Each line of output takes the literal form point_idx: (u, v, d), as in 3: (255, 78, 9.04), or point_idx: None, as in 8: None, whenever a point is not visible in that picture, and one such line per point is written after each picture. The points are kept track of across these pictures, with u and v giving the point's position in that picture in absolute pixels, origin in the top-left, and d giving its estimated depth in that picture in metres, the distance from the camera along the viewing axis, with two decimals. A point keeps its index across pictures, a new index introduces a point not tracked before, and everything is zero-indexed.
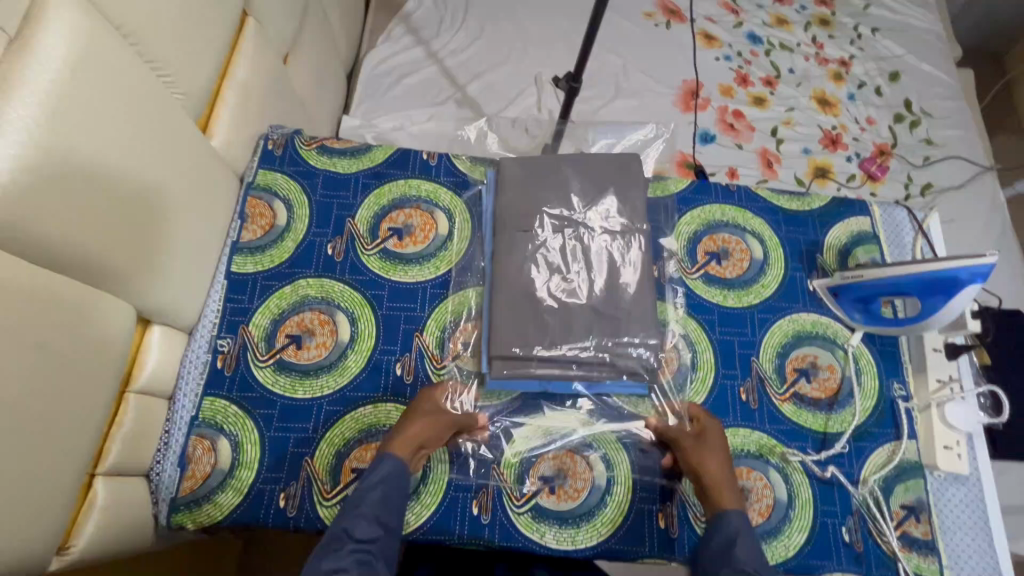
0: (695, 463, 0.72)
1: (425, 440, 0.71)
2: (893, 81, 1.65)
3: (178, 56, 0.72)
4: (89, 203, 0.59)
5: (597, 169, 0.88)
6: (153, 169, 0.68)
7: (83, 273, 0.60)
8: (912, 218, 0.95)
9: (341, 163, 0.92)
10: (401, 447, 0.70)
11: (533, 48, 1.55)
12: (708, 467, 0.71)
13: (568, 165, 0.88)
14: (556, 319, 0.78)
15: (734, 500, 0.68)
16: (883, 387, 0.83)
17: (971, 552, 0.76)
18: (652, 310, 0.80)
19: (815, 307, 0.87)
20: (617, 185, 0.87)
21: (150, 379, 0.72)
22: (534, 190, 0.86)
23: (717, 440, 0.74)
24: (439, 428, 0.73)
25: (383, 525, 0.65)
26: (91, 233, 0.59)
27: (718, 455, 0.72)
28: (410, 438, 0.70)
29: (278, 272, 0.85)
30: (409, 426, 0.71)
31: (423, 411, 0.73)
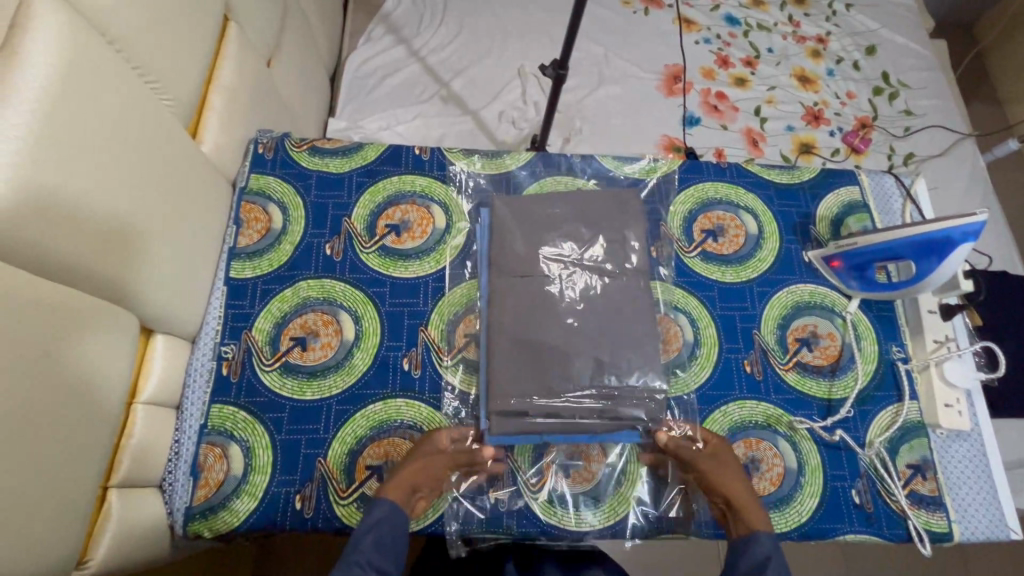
0: (717, 483, 0.72)
1: (418, 484, 0.70)
2: (870, 55, 1.68)
3: (163, 61, 0.71)
4: (86, 209, 0.58)
5: (595, 205, 0.86)
6: (146, 176, 0.67)
7: (86, 281, 0.60)
8: (899, 185, 0.97)
9: (333, 163, 0.92)
10: (395, 490, 0.69)
11: (514, 40, 1.56)
12: (732, 489, 0.71)
13: (564, 203, 0.86)
14: (555, 368, 0.75)
15: (763, 518, 0.70)
16: (883, 351, 0.85)
17: (978, 505, 0.78)
18: (655, 353, 0.77)
19: (811, 277, 0.89)
20: (614, 223, 0.85)
21: (157, 389, 0.71)
22: (528, 232, 0.84)
23: (728, 454, 0.75)
24: (437, 470, 0.71)
25: (379, 572, 0.64)
26: (89, 240, 0.59)
27: (733, 470, 0.73)
28: (404, 482, 0.70)
29: (278, 274, 0.84)
30: (403, 468, 0.71)
31: (423, 452, 0.72)
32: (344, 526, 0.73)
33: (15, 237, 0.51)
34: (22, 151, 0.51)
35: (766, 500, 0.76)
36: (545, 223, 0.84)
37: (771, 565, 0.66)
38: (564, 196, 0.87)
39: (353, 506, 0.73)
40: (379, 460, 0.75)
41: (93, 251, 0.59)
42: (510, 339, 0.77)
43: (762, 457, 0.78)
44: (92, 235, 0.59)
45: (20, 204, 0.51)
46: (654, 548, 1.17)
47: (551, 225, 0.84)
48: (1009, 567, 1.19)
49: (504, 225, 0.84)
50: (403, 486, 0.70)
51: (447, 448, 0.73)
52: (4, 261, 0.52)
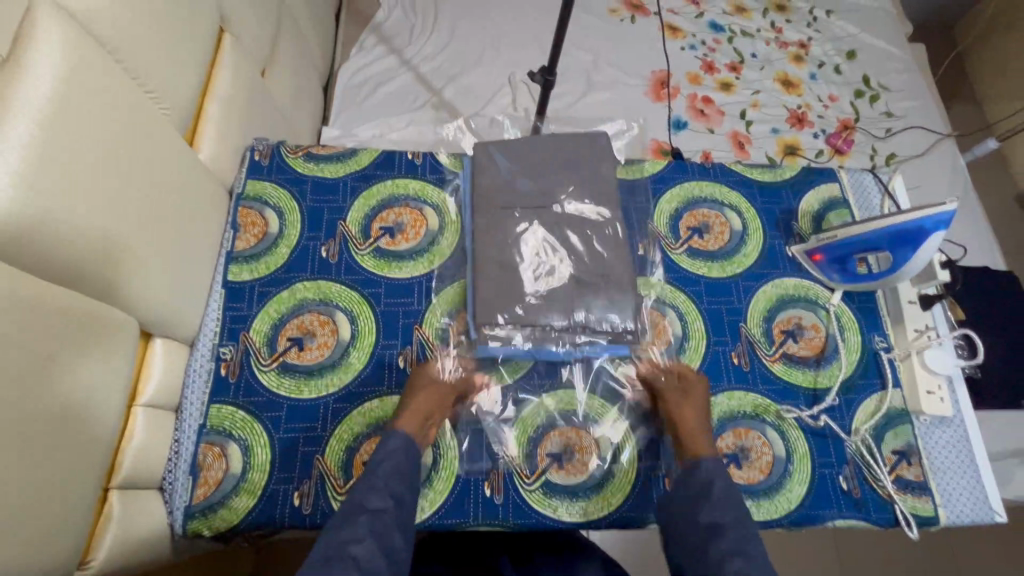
0: (674, 412, 0.76)
1: (431, 412, 0.74)
2: (850, 58, 1.73)
3: (160, 71, 0.73)
4: (87, 214, 0.60)
5: (566, 146, 0.90)
6: (145, 182, 0.69)
7: (88, 284, 0.62)
8: (878, 182, 1.00)
9: (328, 168, 0.94)
10: (409, 420, 0.72)
11: (504, 50, 1.59)
12: (686, 419, 0.75)
13: (535, 145, 0.91)
14: (534, 288, 0.81)
15: (711, 450, 0.72)
16: (866, 341, 0.87)
17: (962, 488, 0.80)
18: (629, 274, 0.83)
19: (795, 272, 0.91)
20: (587, 159, 0.89)
21: (156, 391, 0.73)
22: (503, 169, 0.89)
23: (697, 391, 0.77)
24: (441, 398, 0.76)
25: (397, 498, 0.65)
26: (90, 245, 0.60)
27: (698, 403, 0.76)
28: (416, 412, 0.73)
29: (274, 277, 0.86)
30: (411, 402, 0.74)
31: (423, 384, 0.76)
32: None
33: (17, 242, 0.53)
34: (25, 157, 0.53)
35: (757, 488, 0.78)
36: (529, 166, 0.88)
37: (715, 486, 0.67)
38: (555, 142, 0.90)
39: None
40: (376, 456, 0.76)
41: (93, 255, 0.61)
42: (497, 270, 0.82)
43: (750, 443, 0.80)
44: (92, 240, 0.61)
45: (22, 208, 0.53)
46: (651, 544, 1.18)
47: (536, 173, 0.88)
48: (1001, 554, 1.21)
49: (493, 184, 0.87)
50: (415, 416, 0.73)
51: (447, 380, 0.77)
52: (7, 265, 0.53)
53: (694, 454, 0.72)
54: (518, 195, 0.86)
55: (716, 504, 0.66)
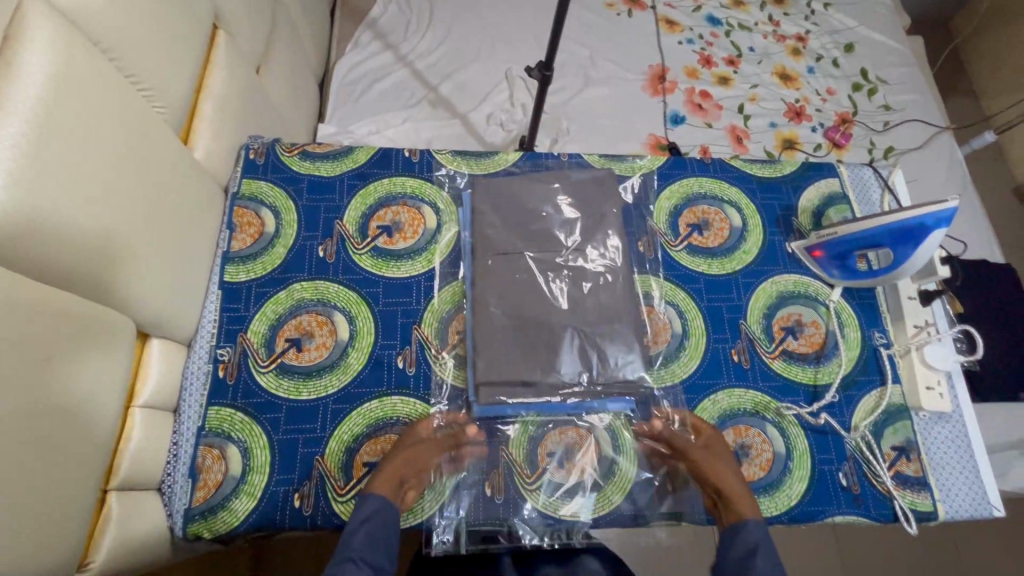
0: (709, 473, 0.74)
1: (405, 475, 0.72)
2: (848, 52, 1.72)
3: (154, 68, 0.72)
4: (81, 214, 0.59)
5: (575, 190, 0.89)
6: (140, 182, 0.68)
7: (84, 286, 0.61)
8: (877, 176, 1.00)
9: (324, 167, 0.93)
10: (383, 483, 0.71)
11: (501, 45, 1.58)
12: (725, 479, 0.73)
13: (543, 185, 0.88)
14: (541, 342, 0.78)
15: (753, 509, 0.71)
16: (866, 337, 0.87)
17: (961, 484, 0.80)
18: (635, 328, 0.81)
19: (795, 268, 0.91)
20: (594, 202, 0.88)
21: (154, 393, 0.72)
22: (507, 210, 0.86)
23: (720, 444, 0.77)
24: (425, 459, 0.73)
25: (371, 565, 0.66)
26: (84, 247, 0.60)
27: (727, 459, 0.76)
28: (392, 476, 0.72)
29: (271, 277, 0.85)
30: (389, 462, 0.72)
31: (407, 444, 0.74)
32: (343, 522, 0.74)
33: (12, 244, 0.52)
34: (18, 156, 0.52)
35: (757, 486, 0.78)
36: (528, 206, 0.87)
37: (758, 554, 0.67)
38: (556, 182, 0.89)
39: (352, 503, 0.74)
40: (376, 457, 0.76)
41: (88, 258, 0.60)
42: (500, 318, 0.79)
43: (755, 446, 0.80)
44: (87, 240, 0.60)
45: (17, 209, 0.52)
46: (650, 538, 1.19)
47: (537, 214, 0.86)
48: (995, 545, 1.22)
49: (494, 194, 0.88)
50: (397, 481, 0.71)
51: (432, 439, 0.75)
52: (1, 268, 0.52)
53: (739, 517, 0.71)
54: (519, 237, 0.84)
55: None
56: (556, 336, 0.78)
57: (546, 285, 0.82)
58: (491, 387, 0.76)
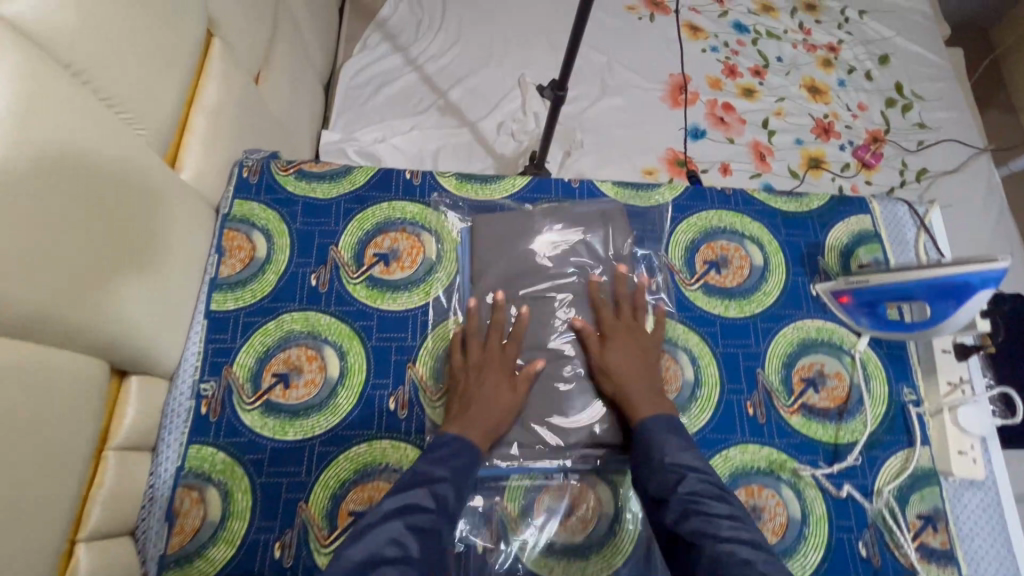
0: (617, 375, 0.74)
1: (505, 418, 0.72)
2: (883, 64, 1.63)
3: (137, 87, 0.67)
4: (47, 257, 0.54)
5: (581, 228, 0.85)
6: (114, 213, 0.63)
7: (56, 334, 0.56)
8: (913, 213, 0.93)
9: (320, 188, 0.87)
10: (482, 431, 0.70)
11: (514, 50, 1.52)
12: (625, 383, 0.73)
13: (548, 221, 0.85)
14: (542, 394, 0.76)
15: (648, 409, 0.71)
16: (893, 392, 0.81)
17: (992, 558, 0.74)
18: None
19: (819, 313, 0.84)
20: (597, 242, 0.84)
21: (130, 434, 0.68)
22: (507, 248, 0.83)
23: (620, 345, 0.76)
24: (513, 401, 0.73)
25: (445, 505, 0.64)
26: (54, 292, 0.55)
27: (629, 360, 0.75)
28: (489, 423, 0.71)
29: (260, 306, 0.80)
30: (478, 411, 0.71)
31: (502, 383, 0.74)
32: None
33: None
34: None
35: None
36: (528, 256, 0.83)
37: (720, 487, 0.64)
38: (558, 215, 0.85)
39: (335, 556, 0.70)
40: (363, 506, 0.72)
41: (60, 304, 0.56)
42: None
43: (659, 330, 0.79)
44: (56, 284, 0.55)
45: None
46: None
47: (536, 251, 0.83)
48: None
49: (495, 249, 0.83)
50: (488, 423, 0.71)
51: (522, 391, 0.74)
52: None
53: (637, 419, 0.71)
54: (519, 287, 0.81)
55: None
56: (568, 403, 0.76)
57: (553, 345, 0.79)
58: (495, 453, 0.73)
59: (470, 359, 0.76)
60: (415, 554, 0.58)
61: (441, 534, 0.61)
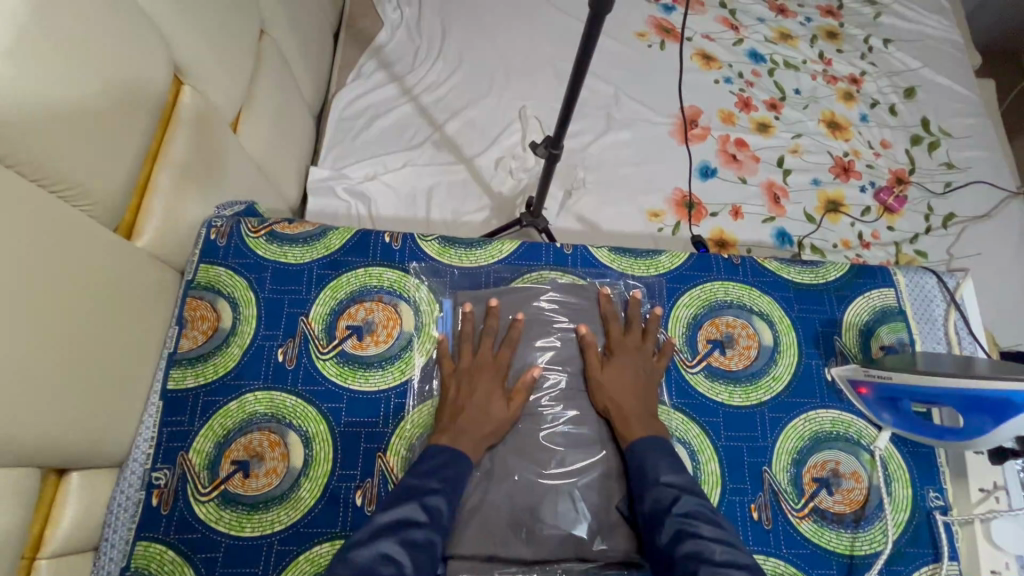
0: (608, 390, 0.72)
1: (493, 432, 0.70)
2: (908, 97, 1.53)
3: (84, 161, 0.61)
4: None
5: (571, 306, 0.79)
6: (73, 291, 0.60)
7: None
8: (943, 287, 0.84)
9: (292, 252, 0.81)
10: (468, 441, 0.68)
11: (516, 81, 1.45)
12: (615, 400, 0.72)
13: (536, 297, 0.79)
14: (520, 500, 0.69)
15: (641, 429, 0.69)
16: (918, 497, 0.73)
17: None
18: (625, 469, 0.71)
19: (834, 402, 0.76)
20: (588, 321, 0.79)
21: (68, 538, 0.62)
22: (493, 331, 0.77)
23: (627, 359, 0.75)
24: (505, 412, 0.71)
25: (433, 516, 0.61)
26: None
27: (626, 379, 0.73)
28: (475, 433, 0.69)
29: (222, 384, 0.75)
30: (468, 417, 0.70)
31: (483, 391, 0.72)
32: None
33: None
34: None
35: None
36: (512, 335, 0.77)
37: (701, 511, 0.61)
38: (545, 291, 0.80)
39: None
40: None
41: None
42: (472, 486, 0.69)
43: (651, 326, 0.78)
44: None
45: None
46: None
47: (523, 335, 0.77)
48: None
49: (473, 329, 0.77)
50: (479, 436, 0.69)
51: (518, 403, 0.72)
52: None
53: (630, 438, 0.69)
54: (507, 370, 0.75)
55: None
56: (552, 501, 0.69)
57: (534, 435, 0.72)
58: (464, 561, 0.65)
59: (462, 364, 0.75)
60: (410, 570, 0.56)
61: (434, 546, 0.60)
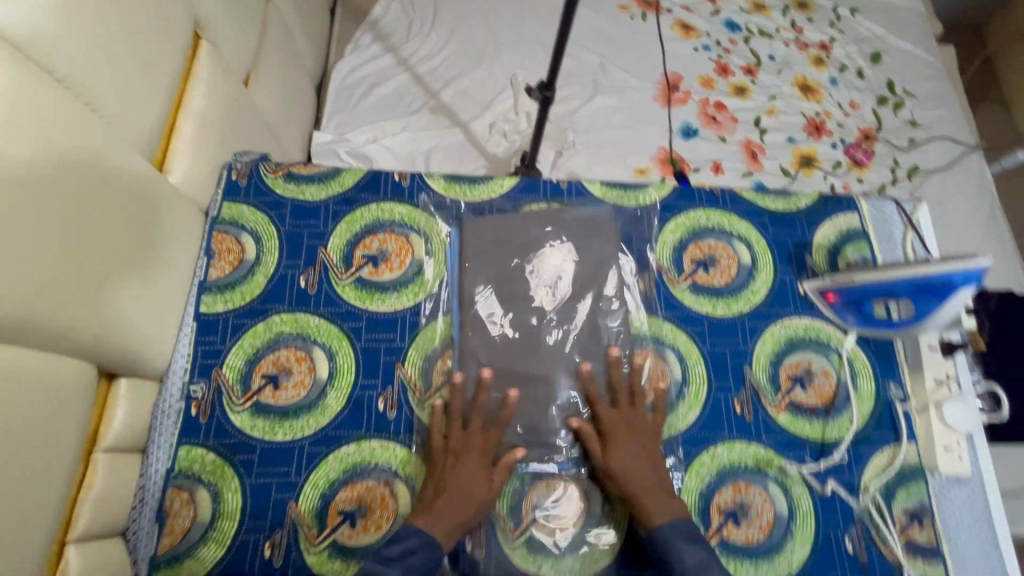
0: (619, 474, 0.70)
1: (467, 514, 0.68)
2: (874, 62, 1.63)
3: (124, 92, 0.67)
4: (48, 264, 0.56)
5: (568, 228, 0.84)
6: (120, 211, 0.66)
7: (57, 338, 0.58)
8: (901, 212, 0.93)
9: (309, 190, 0.88)
10: (444, 531, 0.67)
11: (506, 50, 1.52)
12: (631, 481, 0.70)
13: (535, 220, 0.85)
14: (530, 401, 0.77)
15: (660, 508, 0.68)
16: (880, 389, 0.82)
17: (976, 556, 0.74)
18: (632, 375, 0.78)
19: (806, 311, 0.85)
20: (585, 244, 0.84)
21: (119, 436, 0.68)
22: (496, 254, 0.83)
23: (626, 445, 0.72)
24: (481, 492, 0.69)
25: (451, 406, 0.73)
26: (53, 295, 0.57)
27: (637, 460, 0.71)
28: (451, 519, 0.67)
29: (249, 308, 0.81)
30: (447, 503, 0.68)
31: (460, 473, 0.70)
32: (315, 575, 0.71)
33: None
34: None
35: (756, 549, 0.74)
36: (522, 248, 0.83)
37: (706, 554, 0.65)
38: (543, 217, 0.85)
39: (324, 554, 0.71)
40: (352, 505, 0.73)
41: (58, 306, 0.57)
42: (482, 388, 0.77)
43: (632, 383, 0.77)
44: (55, 287, 0.57)
45: None
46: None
47: (524, 256, 0.82)
48: None
49: (487, 248, 0.84)
50: (454, 522, 0.67)
51: (499, 479, 0.71)
52: None
53: (652, 520, 0.68)
54: (513, 288, 0.81)
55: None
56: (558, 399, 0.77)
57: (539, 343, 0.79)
58: (509, 448, 0.75)
59: (449, 443, 0.72)
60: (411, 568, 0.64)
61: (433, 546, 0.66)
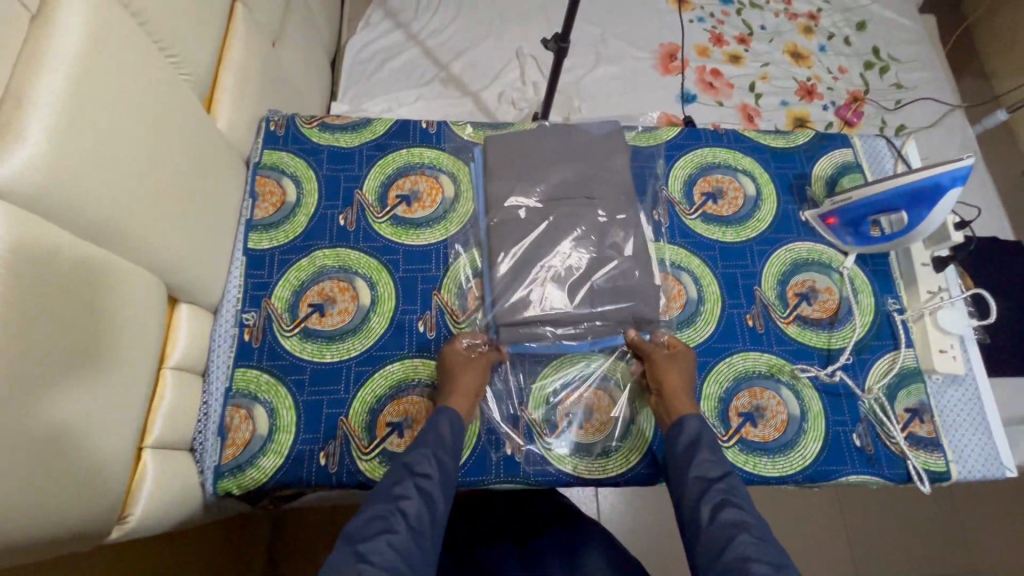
0: (661, 373, 0.77)
1: (478, 391, 0.76)
2: (860, 30, 1.72)
3: (181, 35, 0.73)
4: (130, 178, 0.62)
5: (586, 160, 0.89)
6: (182, 142, 0.72)
7: (135, 248, 0.64)
8: (891, 147, 1.00)
9: (344, 138, 0.94)
10: (461, 400, 0.74)
11: (511, 25, 1.59)
12: (672, 380, 0.76)
13: (555, 151, 0.90)
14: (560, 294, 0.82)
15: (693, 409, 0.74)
16: (879, 303, 0.88)
17: (974, 444, 0.82)
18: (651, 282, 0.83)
19: (808, 236, 0.92)
20: (603, 172, 0.88)
21: (184, 355, 0.74)
22: (521, 184, 0.87)
23: (687, 359, 0.79)
24: (481, 376, 0.77)
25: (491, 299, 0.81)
26: (134, 208, 0.63)
27: (684, 373, 0.77)
28: (466, 393, 0.75)
29: (293, 245, 0.87)
30: (458, 383, 0.75)
31: (458, 364, 0.77)
32: (367, 479, 0.76)
33: (75, 206, 0.55)
34: (46, 121, 0.52)
35: (772, 446, 0.80)
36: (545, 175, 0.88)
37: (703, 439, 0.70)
38: (562, 150, 0.90)
39: (376, 461, 0.76)
40: (399, 417, 0.78)
41: (137, 218, 0.63)
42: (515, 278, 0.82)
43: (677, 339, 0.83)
44: (135, 201, 0.63)
45: (71, 170, 0.54)
46: (649, 495, 1.25)
47: (547, 185, 0.87)
48: (993, 510, 1.27)
49: (511, 178, 0.87)
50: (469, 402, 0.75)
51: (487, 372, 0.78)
52: (61, 226, 0.55)
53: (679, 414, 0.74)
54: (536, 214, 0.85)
55: (699, 457, 0.68)
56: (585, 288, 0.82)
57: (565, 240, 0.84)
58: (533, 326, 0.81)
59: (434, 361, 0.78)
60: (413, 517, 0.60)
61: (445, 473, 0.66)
